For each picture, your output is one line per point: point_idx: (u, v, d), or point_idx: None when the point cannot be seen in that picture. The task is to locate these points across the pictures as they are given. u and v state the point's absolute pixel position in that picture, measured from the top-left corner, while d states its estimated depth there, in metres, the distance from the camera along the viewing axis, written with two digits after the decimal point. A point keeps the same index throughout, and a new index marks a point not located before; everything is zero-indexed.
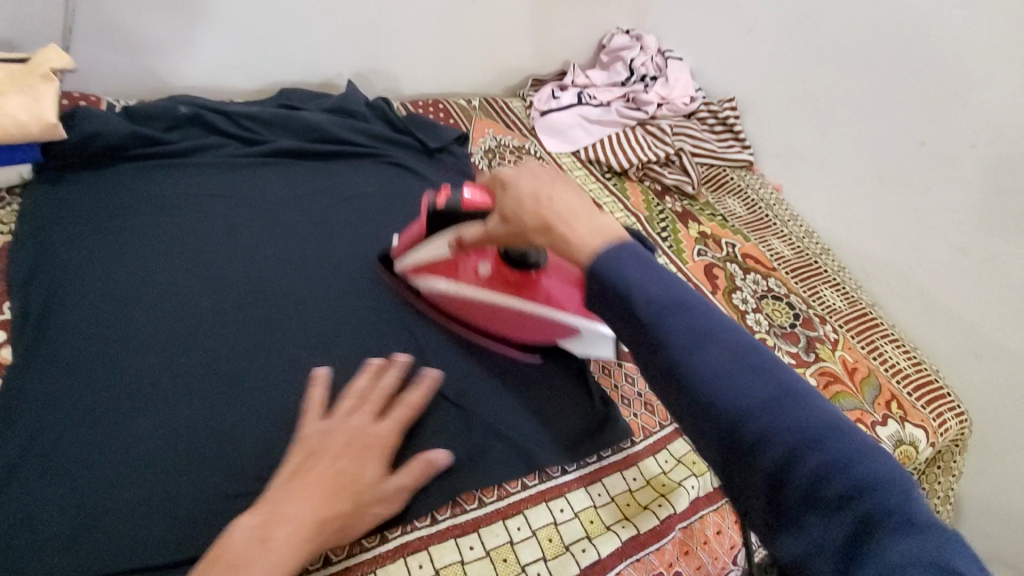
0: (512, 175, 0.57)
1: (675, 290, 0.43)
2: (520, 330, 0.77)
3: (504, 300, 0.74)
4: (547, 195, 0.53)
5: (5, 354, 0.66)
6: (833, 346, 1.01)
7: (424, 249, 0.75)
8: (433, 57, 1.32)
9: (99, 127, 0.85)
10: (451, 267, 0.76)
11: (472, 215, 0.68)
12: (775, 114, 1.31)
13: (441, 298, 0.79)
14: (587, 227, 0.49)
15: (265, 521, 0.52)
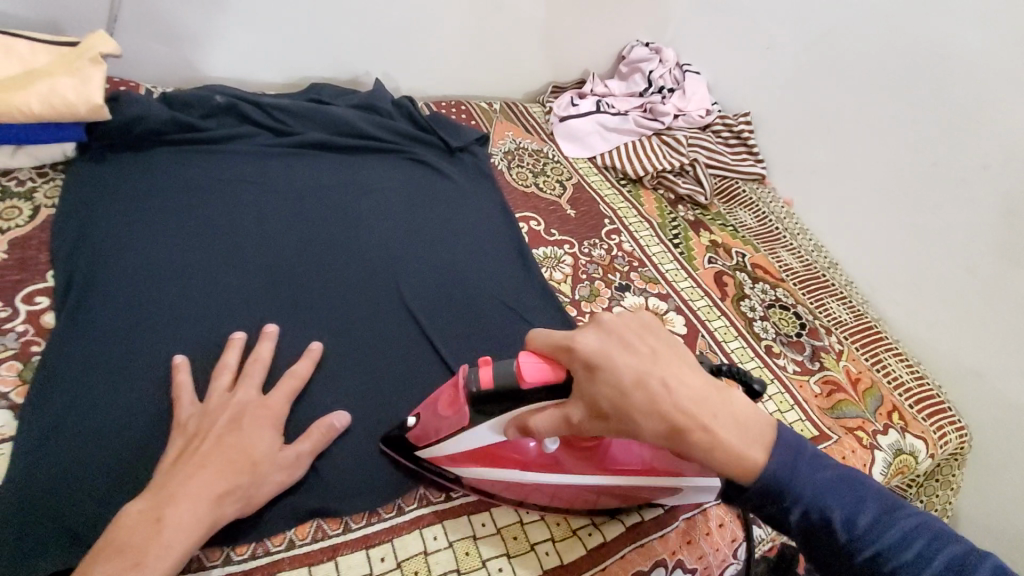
0: (602, 358, 0.52)
1: (811, 460, 0.51)
2: (594, 500, 0.66)
3: (577, 475, 0.63)
4: (660, 385, 0.50)
5: (48, 318, 0.69)
6: (838, 357, 1.03)
7: (467, 438, 0.62)
8: (458, 60, 1.35)
9: (141, 111, 0.89)
10: (504, 451, 0.63)
11: (534, 391, 0.56)
12: (790, 130, 1.33)
13: (491, 486, 0.65)
14: (720, 420, 0.51)
15: (154, 502, 0.52)
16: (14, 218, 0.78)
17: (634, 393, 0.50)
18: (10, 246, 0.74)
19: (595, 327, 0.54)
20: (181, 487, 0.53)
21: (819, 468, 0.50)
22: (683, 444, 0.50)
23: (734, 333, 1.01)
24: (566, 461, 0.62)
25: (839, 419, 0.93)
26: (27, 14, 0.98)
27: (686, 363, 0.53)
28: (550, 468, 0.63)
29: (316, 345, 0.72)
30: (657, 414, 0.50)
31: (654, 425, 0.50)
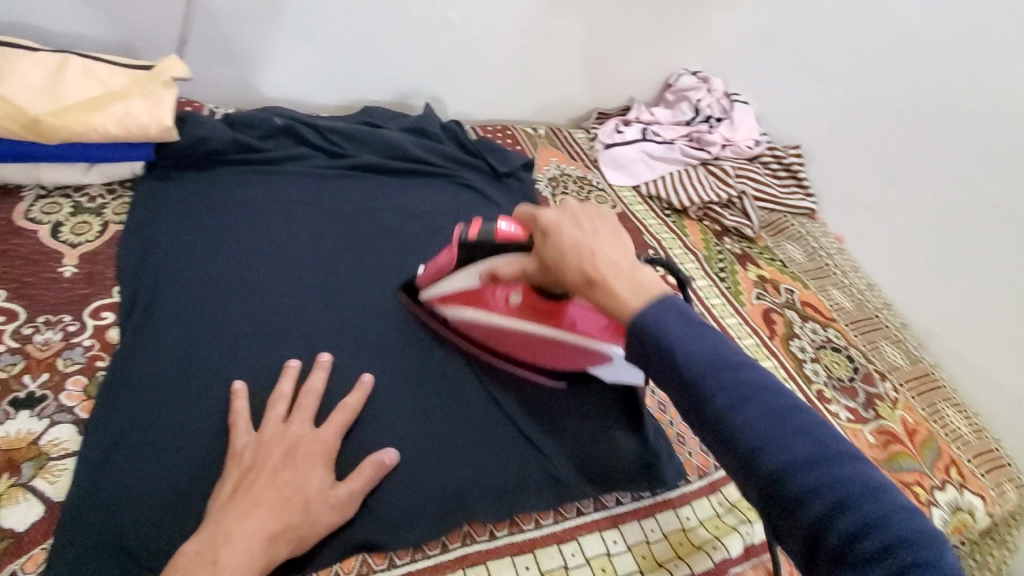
0: (554, 224, 0.59)
1: (686, 322, 0.48)
2: (547, 357, 0.76)
3: (534, 326, 0.73)
4: (590, 249, 0.55)
5: (112, 333, 0.71)
6: (894, 405, 0.98)
7: (452, 279, 0.75)
8: (506, 85, 1.35)
9: (206, 132, 0.92)
10: (479, 297, 0.75)
11: (507, 246, 0.68)
12: (844, 165, 1.29)
13: (473, 327, 0.79)
14: (626, 278, 0.52)
15: (210, 540, 0.52)
16: (84, 233, 0.80)
17: (566, 251, 0.56)
18: (79, 260, 0.77)
19: (559, 203, 0.62)
20: (238, 523, 0.53)
21: (692, 325, 0.47)
22: (595, 295, 0.53)
23: (784, 374, 0.98)
24: (526, 314, 0.73)
25: (896, 472, 0.88)
26: (101, 35, 1.02)
27: (625, 241, 0.57)
28: (515, 318, 0.74)
29: (368, 378, 0.71)
30: (580, 265, 0.54)
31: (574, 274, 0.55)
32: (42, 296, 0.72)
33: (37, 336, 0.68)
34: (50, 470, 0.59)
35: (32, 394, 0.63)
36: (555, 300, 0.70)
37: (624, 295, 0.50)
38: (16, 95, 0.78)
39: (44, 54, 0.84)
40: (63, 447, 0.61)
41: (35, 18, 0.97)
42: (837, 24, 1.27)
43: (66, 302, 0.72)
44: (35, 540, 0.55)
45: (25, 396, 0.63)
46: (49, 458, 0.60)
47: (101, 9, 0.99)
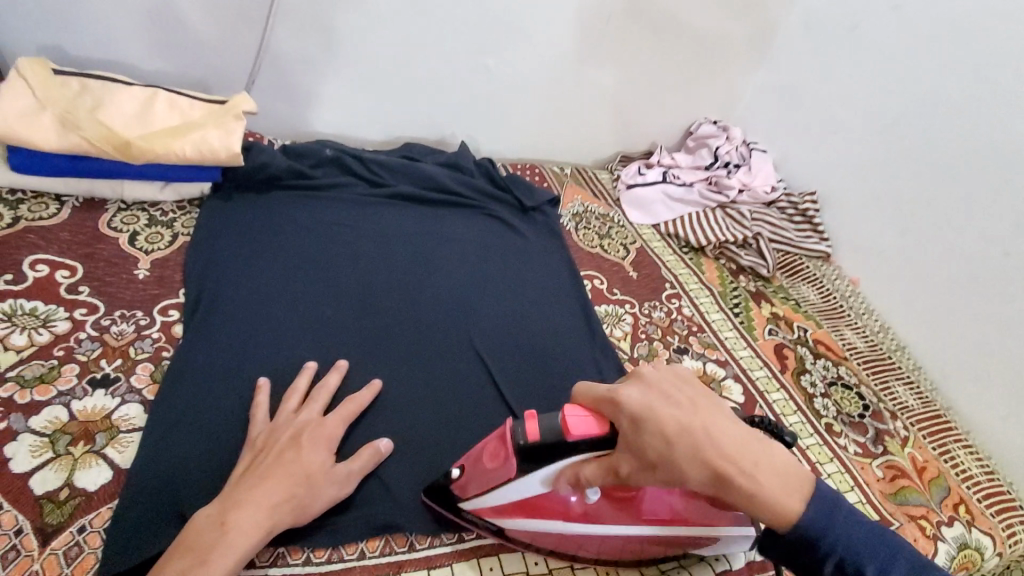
0: (645, 409, 0.55)
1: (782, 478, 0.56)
2: (634, 545, 0.68)
3: (617, 524, 0.65)
4: (702, 430, 0.55)
5: (176, 329, 0.80)
6: (903, 443, 1.00)
7: (510, 491, 0.63)
8: (536, 127, 1.46)
9: (268, 159, 1.03)
10: (543, 503, 0.64)
11: (581, 446, 0.58)
12: (860, 213, 1.34)
13: (537, 537, 0.67)
14: (760, 474, 0.55)
15: (220, 509, 0.59)
16: (157, 242, 0.91)
17: (676, 441, 0.54)
18: (152, 264, 0.87)
19: (636, 380, 0.58)
20: (245, 493, 0.60)
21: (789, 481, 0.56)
22: (728, 489, 0.55)
23: (793, 406, 1.01)
24: (606, 513, 0.65)
25: (903, 506, 0.90)
26: (183, 73, 1.16)
27: (717, 412, 0.57)
28: (592, 520, 0.65)
29: (377, 382, 0.78)
30: (701, 461, 0.54)
31: (698, 474, 0.54)
32: (119, 294, 0.81)
33: (113, 327, 0.77)
34: (119, 441, 0.66)
35: (108, 374, 0.72)
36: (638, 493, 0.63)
37: (765, 491, 0.55)
38: (114, 122, 0.90)
39: (137, 88, 0.96)
40: (131, 422, 0.68)
41: (130, 58, 1.12)
42: (850, 80, 1.35)
43: (139, 299, 0.82)
44: (102, 499, 0.62)
45: (101, 377, 0.72)
46: (119, 431, 0.67)
47: (184, 51, 1.13)
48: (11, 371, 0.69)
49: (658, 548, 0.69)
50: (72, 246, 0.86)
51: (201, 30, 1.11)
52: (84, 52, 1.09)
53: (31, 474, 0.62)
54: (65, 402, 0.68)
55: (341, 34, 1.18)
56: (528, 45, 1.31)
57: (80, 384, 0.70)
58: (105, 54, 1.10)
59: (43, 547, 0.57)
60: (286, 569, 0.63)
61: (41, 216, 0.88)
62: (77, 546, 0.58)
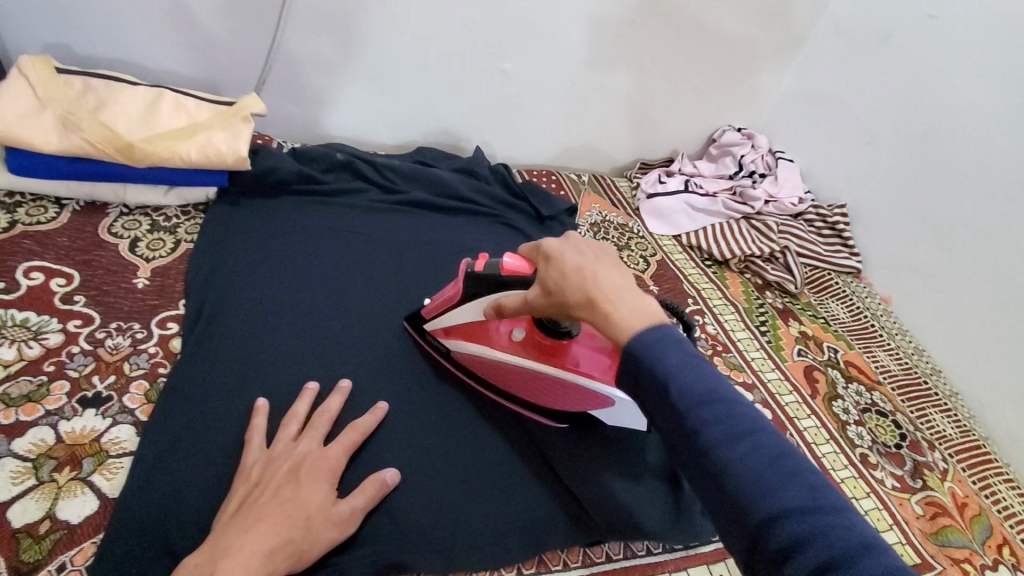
0: (557, 249, 0.59)
1: (674, 344, 0.48)
2: (545, 397, 0.76)
3: (533, 363, 0.75)
4: (592, 272, 0.55)
5: (176, 343, 0.76)
6: (943, 476, 0.93)
7: (457, 312, 0.77)
8: (553, 133, 1.41)
9: (276, 164, 0.99)
10: (482, 332, 0.78)
11: (510, 279, 0.68)
12: (893, 229, 1.28)
13: (471, 363, 0.79)
14: (627, 307, 0.51)
15: (210, 556, 0.52)
16: (158, 249, 0.87)
17: (569, 274, 0.56)
18: (152, 273, 0.83)
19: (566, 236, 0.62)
20: (237, 536, 0.53)
21: (678, 346, 0.48)
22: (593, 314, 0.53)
23: (825, 434, 0.95)
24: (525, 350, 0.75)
25: (945, 548, 0.84)
26: (192, 72, 1.12)
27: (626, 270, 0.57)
28: (515, 354, 0.76)
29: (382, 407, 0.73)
30: (579, 287, 0.54)
31: (574, 297, 0.55)
32: (117, 304, 0.77)
33: (108, 340, 0.73)
34: (108, 467, 0.62)
35: (99, 393, 0.68)
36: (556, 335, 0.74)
37: (623, 319, 0.51)
38: (117, 124, 0.87)
39: (143, 88, 0.92)
40: (121, 446, 0.64)
41: (137, 56, 1.08)
42: (884, 90, 1.28)
43: (137, 310, 0.78)
44: (87, 533, 0.58)
45: (93, 395, 0.68)
46: (108, 455, 0.63)
47: (192, 50, 1.09)
48: None
49: (565, 410, 0.75)
50: (69, 253, 0.82)
51: (210, 29, 1.08)
52: (91, 50, 1.06)
53: (10, 503, 0.57)
54: (53, 424, 0.64)
55: (354, 35, 1.14)
56: (545, 48, 1.26)
57: (70, 402, 0.66)
58: (112, 52, 1.07)
59: None
60: None
61: (39, 221, 0.85)
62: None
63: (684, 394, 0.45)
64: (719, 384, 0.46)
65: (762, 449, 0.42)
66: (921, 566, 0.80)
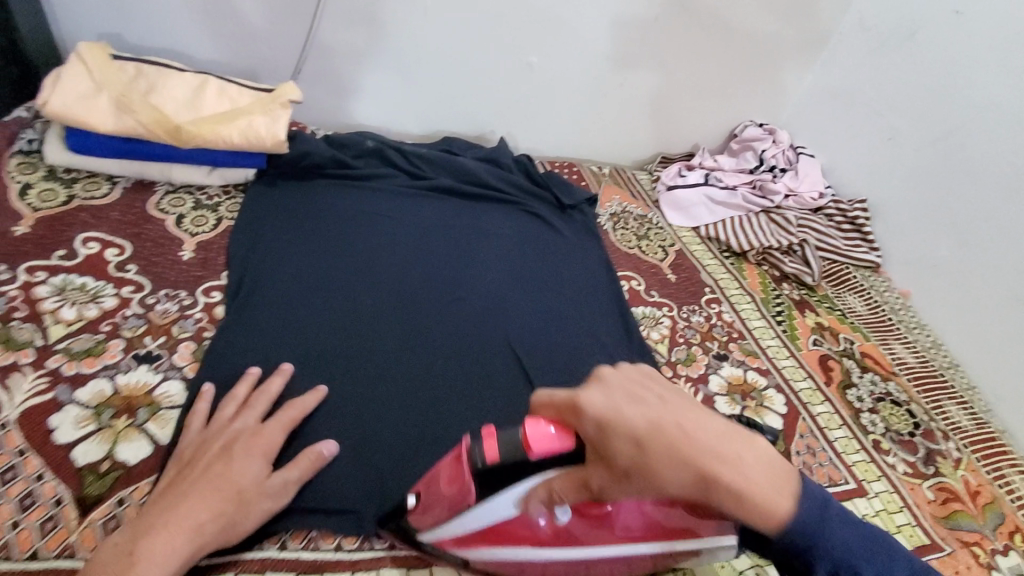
0: (609, 410, 0.48)
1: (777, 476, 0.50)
2: (618, 568, 0.62)
3: (593, 546, 0.58)
4: (676, 431, 0.47)
5: (219, 310, 0.81)
6: (956, 464, 0.95)
7: (475, 514, 0.56)
8: (575, 125, 1.43)
9: (311, 148, 1.04)
10: (512, 528, 0.58)
11: (543, 465, 0.52)
12: (912, 224, 1.29)
13: (504, 562, 0.61)
14: (741, 467, 0.48)
15: (132, 536, 0.54)
16: (202, 225, 0.92)
17: (648, 445, 0.47)
18: (196, 246, 0.89)
19: (597, 379, 0.52)
20: (165, 515, 0.55)
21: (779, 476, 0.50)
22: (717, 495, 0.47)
23: (838, 420, 0.96)
24: (580, 535, 0.58)
25: (955, 532, 0.85)
26: (233, 61, 1.18)
27: (695, 408, 0.50)
28: (566, 545, 0.58)
29: (318, 391, 0.73)
30: (682, 464, 0.46)
31: (679, 479, 0.47)
32: (165, 274, 0.83)
33: (158, 306, 0.79)
34: (160, 417, 0.68)
35: (151, 351, 0.74)
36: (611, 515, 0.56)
37: (751, 492, 0.47)
38: (165, 106, 0.92)
39: (189, 74, 0.98)
40: (172, 399, 0.70)
41: (182, 45, 1.14)
42: (907, 86, 1.29)
43: (183, 280, 0.83)
44: (143, 473, 0.63)
45: (145, 353, 0.73)
46: (160, 407, 0.69)
47: (233, 40, 1.15)
48: (60, 344, 0.71)
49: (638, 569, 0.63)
50: (121, 226, 0.88)
51: (251, 21, 1.13)
52: (140, 39, 1.12)
53: (74, 445, 0.63)
54: (110, 377, 0.69)
55: (387, 28, 1.19)
56: (571, 42, 1.29)
57: (125, 358, 0.72)
58: (160, 41, 1.13)
59: (80, 519, 0.58)
60: (319, 553, 0.64)
61: (93, 196, 0.91)
62: (115, 518, 0.59)
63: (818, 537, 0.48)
64: (826, 505, 0.50)
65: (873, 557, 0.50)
66: (930, 547, 0.82)
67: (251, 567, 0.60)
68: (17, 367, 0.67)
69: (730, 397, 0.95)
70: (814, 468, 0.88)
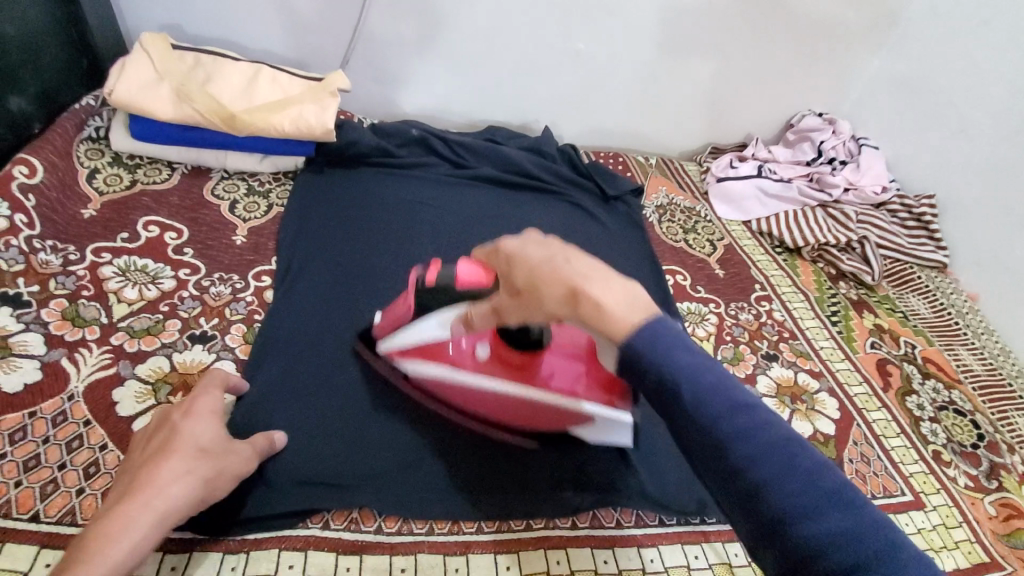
0: (516, 246, 0.48)
1: (676, 334, 0.41)
2: (522, 416, 0.72)
3: (503, 382, 0.70)
4: (562, 258, 0.44)
5: (269, 294, 0.83)
6: (1022, 480, 0.88)
7: (414, 330, 0.71)
8: (622, 116, 1.40)
9: (357, 137, 1.05)
10: (441, 349, 0.72)
11: (467, 291, 0.63)
12: (985, 223, 1.20)
13: (432, 385, 0.74)
14: (617, 290, 0.42)
15: (92, 522, 0.49)
16: (254, 212, 0.95)
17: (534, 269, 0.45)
18: (249, 232, 0.91)
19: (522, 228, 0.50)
20: (125, 490, 0.51)
21: (680, 339, 0.41)
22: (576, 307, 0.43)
23: (895, 428, 0.91)
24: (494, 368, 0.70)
25: (1017, 550, 0.80)
26: (285, 51, 1.20)
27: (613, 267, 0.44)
28: (482, 374, 0.71)
29: (240, 386, 0.69)
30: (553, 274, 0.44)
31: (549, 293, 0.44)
32: (219, 258, 0.86)
33: (212, 288, 0.82)
34: None
35: (205, 331, 0.77)
36: (526, 355, 0.69)
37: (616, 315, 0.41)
38: (222, 95, 0.95)
39: (244, 64, 1.00)
40: None
41: (237, 35, 1.17)
42: (986, 75, 1.20)
43: (236, 264, 0.86)
44: None
45: (200, 333, 0.76)
46: None
47: (286, 29, 1.17)
48: (123, 321, 0.75)
49: (544, 427, 0.73)
50: (180, 210, 0.91)
51: (303, 11, 1.15)
52: (198, 29, 1.15)
53: (134, 418, 0.66)
54: (168, 355, 0.73)
55: (435, 18, 1.19)
56: (623, 31, 1.25)
57: (181, 338, 0.75)
58: (217, 32, 1.16)
59: None
60: (359, 535, 0.64)
61: (155, 181, 0.95)
62: None
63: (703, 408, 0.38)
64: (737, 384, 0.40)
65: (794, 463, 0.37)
66: (989, 565, 0.77)
67: (296, 544, 0.62)
68: (85, 342, 0.71)
69: (778, 399, 0.91)
70: (868, 477, 0.84)
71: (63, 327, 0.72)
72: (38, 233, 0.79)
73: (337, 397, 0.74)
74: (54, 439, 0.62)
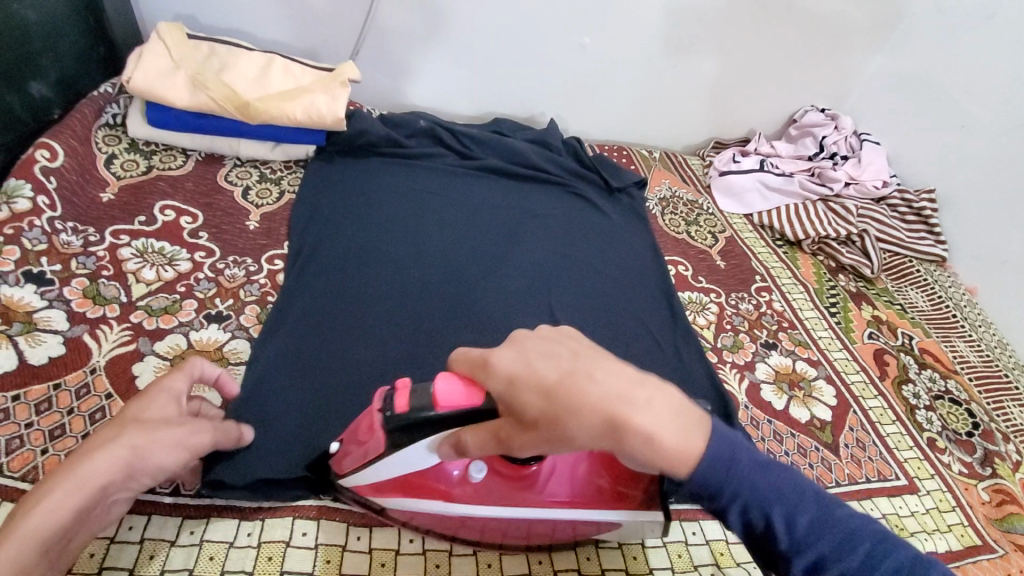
0: (520, 366, 0.48)
1: (740, 458, 0.48)
2: (536, 533, 0.64)
3: (508, 505, 0.60)
4: (579, 377, 0.46)
5: (281, 277, 0.86)
6: (1015, 467, 0.90)
7: (388, 467, 0.58)
8: (626, 110, 1.42)
9: (366, 126, 1.07)
10: (427, 480, 0.60)
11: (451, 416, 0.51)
12: (984, 218, 1.22)
13: (419, 517, 0.63)
14: (647, 412, 0.46)
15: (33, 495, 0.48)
16: (266, 198, 0.97)
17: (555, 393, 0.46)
18: (261, 217, 0.94)
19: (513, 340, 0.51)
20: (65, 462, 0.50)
21: (743, 462, 0.47)
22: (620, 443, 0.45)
23: (891, 415, 0.93)
24: (493, 492, 0.60)
25: (1009, 534, 0.82)
26: (295, 42, 1.22)
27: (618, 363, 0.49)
28: (481, 500, 0.60)
29: (231, 389, 0.67)
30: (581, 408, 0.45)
31: (581, 424, 0.45)
32: (233, 242, 0.88)
33: (227, 270, 0.84)
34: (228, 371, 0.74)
35: (221, 311, 0.79)
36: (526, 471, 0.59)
37: (664, 442, 0.45)
38: (236, 84, 0.98)
39: (257, 54, 1.03)
40: (238, 356, 0.75)
41: (249, 26, 1.19)
42: (988, 72, 1.21)
43: (249, 248, 0.88)
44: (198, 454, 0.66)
45: (216, 313, 0.79)
46: (228, 362, 0.74)
47: (297, 21, 1.19)
48: (142, 301, 0.77)
49: (557, 535, 0.64)
50: (194, 196, 0.94)
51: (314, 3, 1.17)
52: (211, 20, 1.18)
53: None
54: (185, 333, 0.75)
55: (444, 11, 1.21)
56: (628, 26, 1.27)
57: (198, 317, 0.78)
58: (229, 23, 1.18)
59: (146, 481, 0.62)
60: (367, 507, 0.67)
61: (170, 167, 0.97)
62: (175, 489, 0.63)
63: (809, 534, 0.46)
64: (829, 498, 0.48)
65: (898, 566, 0.45)
66: (981, 548, 0.79)
67: (308, 514, 0.64)
68: (105, 320, 0.74)
69: (776, 385, 0.93)
70: (863, 461, 0.86)
71: (85, 305, 0.74)
72: (60, 215, 0.82)
73: (346, 376, 0.76)
74: (78, 411, 0.65)
